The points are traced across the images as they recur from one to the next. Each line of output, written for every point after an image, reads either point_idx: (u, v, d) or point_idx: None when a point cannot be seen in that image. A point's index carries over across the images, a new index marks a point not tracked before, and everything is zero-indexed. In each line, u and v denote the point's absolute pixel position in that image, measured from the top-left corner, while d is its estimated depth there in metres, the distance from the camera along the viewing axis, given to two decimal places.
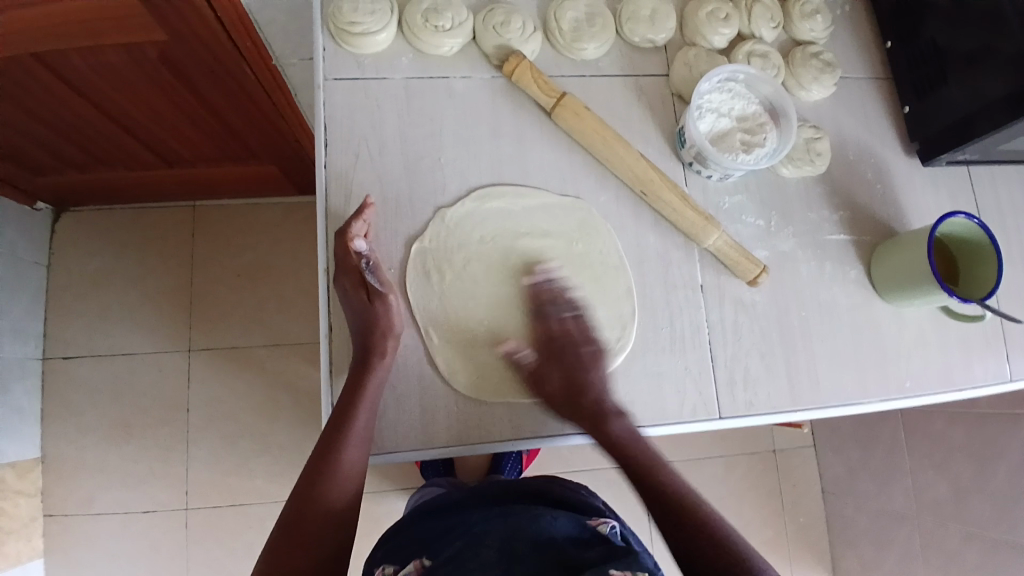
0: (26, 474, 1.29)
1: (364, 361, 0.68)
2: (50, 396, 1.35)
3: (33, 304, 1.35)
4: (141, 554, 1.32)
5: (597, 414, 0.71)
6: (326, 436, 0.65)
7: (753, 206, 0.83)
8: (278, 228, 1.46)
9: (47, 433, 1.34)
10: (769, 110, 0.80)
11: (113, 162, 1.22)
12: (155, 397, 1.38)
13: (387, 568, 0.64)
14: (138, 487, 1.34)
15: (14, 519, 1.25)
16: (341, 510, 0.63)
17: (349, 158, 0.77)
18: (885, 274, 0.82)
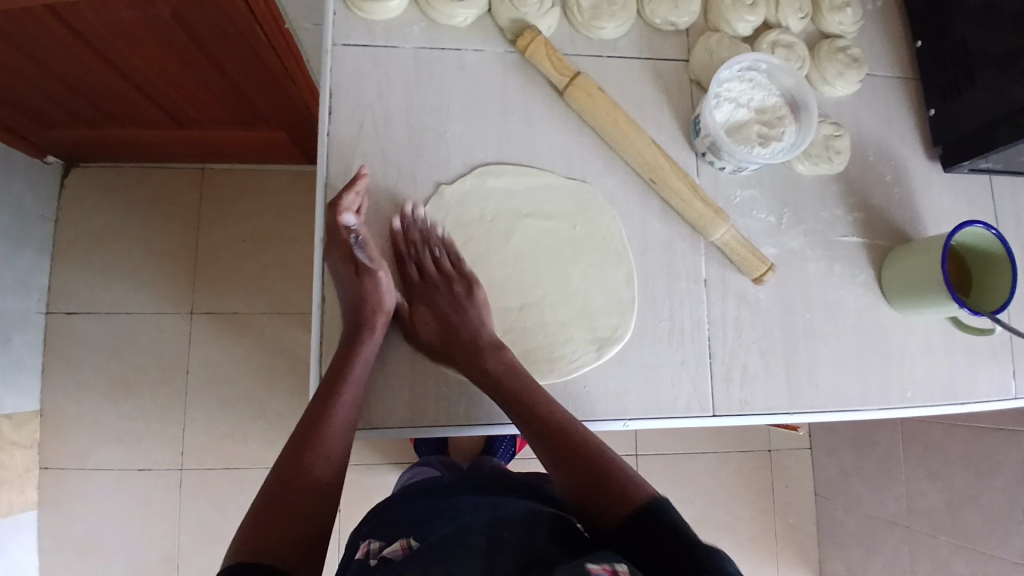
0: (24, 426, 1.29)
1: (353, 335, 0.67)
2: (51, 350, 1.36)
3: (39, 258, 1.34)
4: (135, 511, 1.33)
5: (472, 345, 0.71)
6: (313, 407, 0.64)
7: (765, 201, 0.81)
8: (284, 196, 1.45)
9: (46, 387, 1.35)
10: (789, 102, 0.77)
11: (122, 119, 1.21)
12: (154, 357, 1.38)
13: (372, 544, 0.63)
14: (134, 445, 1.35)
15: (10, 469, 1.25)
16: (328, 481, 0.62)
17: (354, 127, 0.75)
18: (894, 279, 0.80)
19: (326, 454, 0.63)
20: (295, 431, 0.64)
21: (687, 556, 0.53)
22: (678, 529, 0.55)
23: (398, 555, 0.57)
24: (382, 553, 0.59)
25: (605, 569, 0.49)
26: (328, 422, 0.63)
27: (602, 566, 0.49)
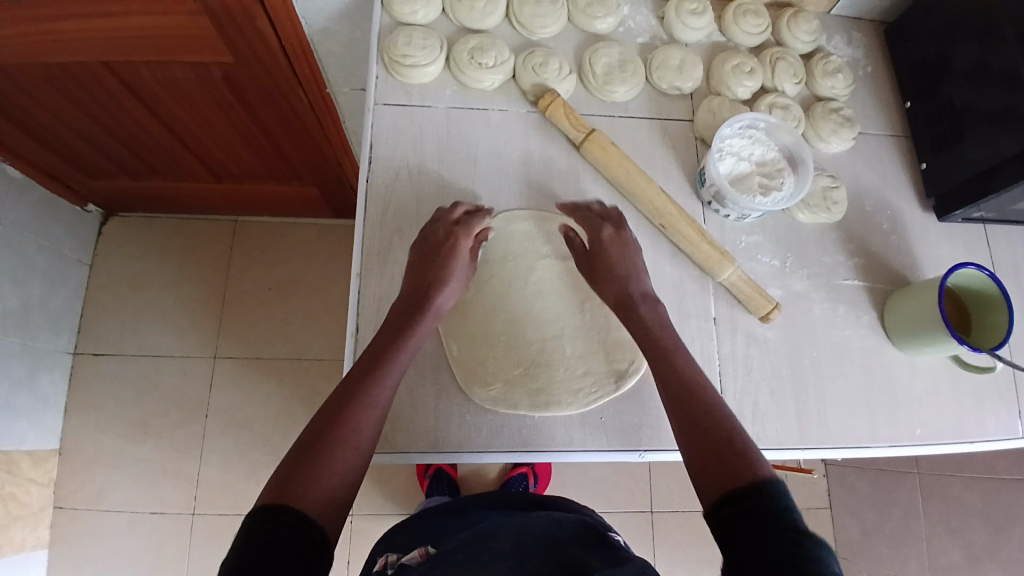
0: (43, 462, 1.34)
1: (411, 313, 0.70)
2: (77, 388, 1.42)
3: (73, 299, 1.43)
4: (143, 554, 1.35)
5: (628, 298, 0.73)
6: (359, 368, 0.64)
7: (769, 246, 0.86)
8: (314, 245, 1.54)
9: (69, 425, 1.40)
10: (787, 156, 0.84)
11: (162, 170, 1.31)
12: (180, 397, 1.43)
13: (389, 557, 0.69)
14: (149, 486, 1.38)
15: (25, 506, 1.29)
16: (365, 442, 0.59)
17: (389, 175, 0.83)
18: (896, 320, 0.84)
19: (367, 413, 0.60)
20: (339, 386, 0.63)
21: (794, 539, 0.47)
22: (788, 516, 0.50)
23: (416, 560, 0.64)
24: (400, 560, 0.66)
25: None
26: (375, 386, 0.62)
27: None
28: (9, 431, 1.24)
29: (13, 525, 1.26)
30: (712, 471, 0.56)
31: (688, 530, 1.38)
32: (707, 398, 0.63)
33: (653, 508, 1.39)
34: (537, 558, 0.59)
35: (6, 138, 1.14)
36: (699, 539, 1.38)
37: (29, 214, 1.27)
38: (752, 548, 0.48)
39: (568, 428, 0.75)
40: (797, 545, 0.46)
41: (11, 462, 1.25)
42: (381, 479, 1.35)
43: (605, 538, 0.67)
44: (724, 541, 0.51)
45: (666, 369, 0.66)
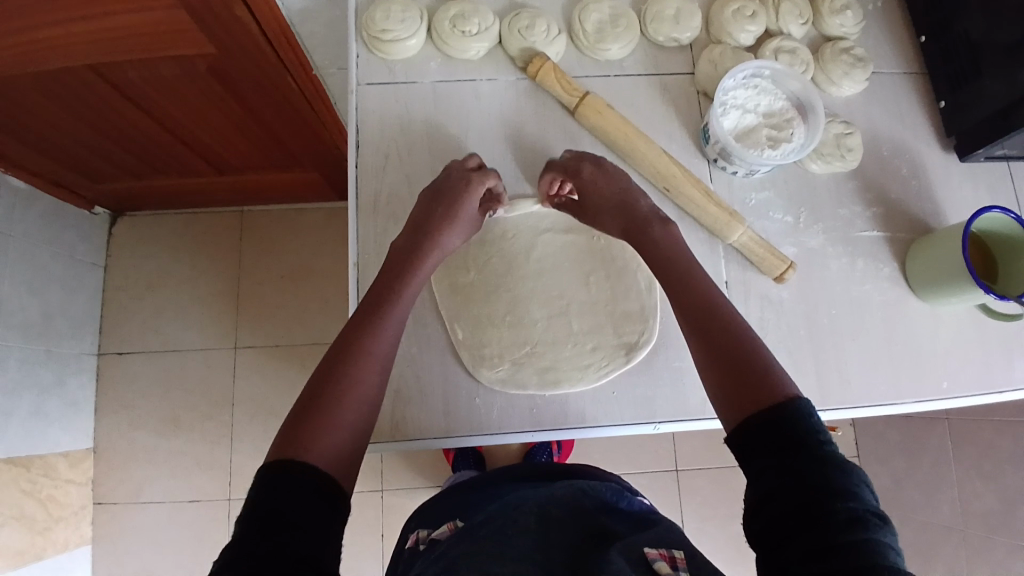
0: (78, 464, 1.37)
1: (410, 263, 0.68)
2: (104, 390, 1.44)
3: (91, 303, 1.44)
4: (184, 544, 1.39)
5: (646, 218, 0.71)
6: (357, 319, 0.62)
7: (781, 202, 0.82)
8: (319, 232, 1.52)
9: (99, 426, 1.42)
10: (795, 105, 0.79)
11: (163, 169, 1.30)
12: (203, 391, 1.45)
13: (420, 532, 0.69)
14: (182, 479, 1.41)
15: (65, 507, 1.32)
16: (371, 393, 0.57)
17: (380, 157, 0.80)
18: (918, 271, 0.80)
19: (370, 362, 0.58)
20: (337, 338, 0.60)
21: (819, 472, 0.46)
22: (813, 439, 0.48)
23: (444, 535, 0.63)
24: (430, 537, 0.66)
25: (662, 555, 0.52)
26: (375, 336, 0.60)
27: (660, 552, 0.53)
28: (40, 437, 1.27)
29: (55, 526, 1.30)
30: (737, 391, 0.54)
31: (715, 489, 1.38)
32: (729, 318, 0.60)
33: (679, 470, 1.38)
34: (561, 530, 0.57)
35: (6, 151, 1.14)
36: (727, 497, 1.38)
37: (37, 224, 1.26)
38: (780, 477, 0.47)
39: (581, 405, 0.73)
40: (824, 477, 0.46)
41: (47, 466, 1.28)
42: (405, 459, 1.37)
43: (631, 504, 0.66)
44: (747, 463, 0.50)
45: (688, 295, 0.63)
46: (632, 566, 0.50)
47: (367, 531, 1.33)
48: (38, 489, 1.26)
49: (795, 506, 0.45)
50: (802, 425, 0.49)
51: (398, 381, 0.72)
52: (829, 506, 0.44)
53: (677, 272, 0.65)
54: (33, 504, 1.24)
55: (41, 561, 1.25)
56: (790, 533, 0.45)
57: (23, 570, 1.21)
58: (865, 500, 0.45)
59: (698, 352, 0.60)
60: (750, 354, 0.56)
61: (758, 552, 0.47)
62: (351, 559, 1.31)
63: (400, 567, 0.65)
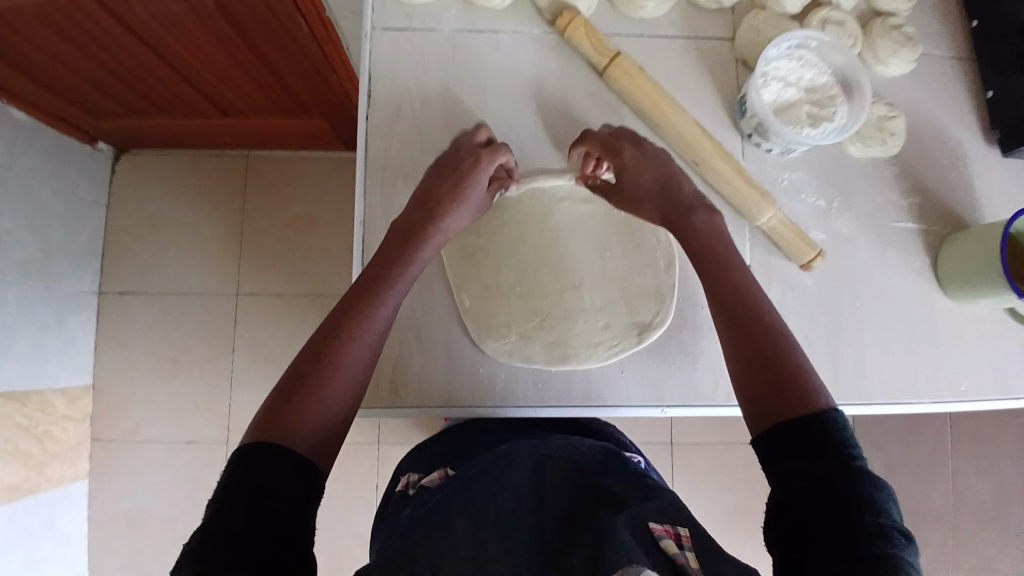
0: (76, 400, 1.37)
1: (412, 246, 0.64)
2: (104, 328, 1.42)
3: (92, 242, 1.41)
4: (180, 483, 1.40)
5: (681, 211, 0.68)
6: (352, 296, 0.57)
7: (814, 184, 0.78)
8: (327, 182, 1.47)
9: (98, 364, 1.42)
10: (840, 81, 0.74)
11: (168, 108, 1.24)
12: (203, 336, 1.43)
13: (411, 476, 0.67)
14: (180, 420, 1.41)
15: (61, 443, 1.33)
16: (363, 370, 0.54)
17: (391, 109, 0.75)
18: (950, 268, 0.76)
19: (361, 344, 0.54)
20: (331, 314, 0.56)
21: (847, 487, 0.45)
22: (845, 452, 0.47)
23: (435, 484, 0.61)
24: (420, 483, 0.64)
25: (667, 532, 0.48)
26: (366, 318, 0.55)
27: (665, 529, 0.48)
28: (38, 373, 1.26)
29: (50, 461, 1.30)
30: (770, 390, 0.53)
31: (709, 466, 1.38)
32: (770, 321, 0.57)
33: (673, 440, 1.38)
34: (556, 494, 0.53)
35: (11, 84, 1.09)
36: (720, 470, 1.38)
37: (39, 160, 1.22)
38: (807, 484, 0.47)
39: (588, 382, 0.71)
40: (852, 489, 0.45)
41: (45, 402, 1.28)
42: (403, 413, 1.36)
43: (630, 461, 0.61)
44: (771, 468, 0.50)
45: (725, 289, 0.60)
46: (641, 547, 0.46)
47: (363, 481, 1.33)
48: (34, 424, 1.26)
49: (818, 515, 0.45)
50: (836, 438, 0.48)
51: (400, 344, 0.69)
52: (853, 519, 0.44)
53: (722, 263, 0.63)
54: (29, 440, 1.25)
55: (36, 495, 1.26)
56: (810, 539, 0.45)
57: (17, 504, 1.22)
58: (892, 517, 0.45)
59: (732, 351, 0.57)
60: (788, 355, 0.54)
61: (774, 551, 0.48)
62: (346, 510, 1.32)
63: (390, 509, 0.64)
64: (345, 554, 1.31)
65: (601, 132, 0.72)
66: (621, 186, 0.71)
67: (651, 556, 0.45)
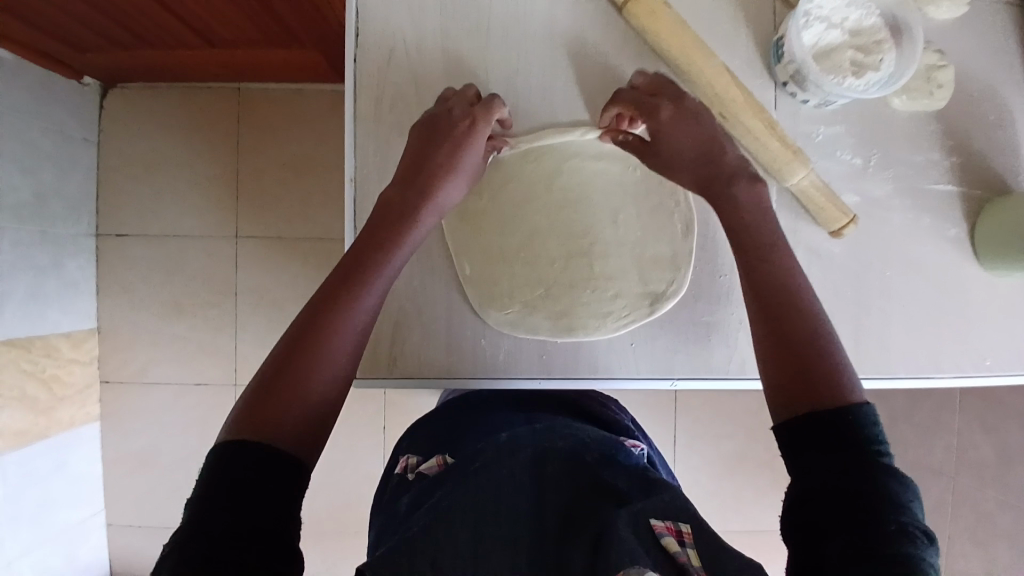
0: (81, 343, 1.30)
1: (399, 221, 0.58)
2: (104, 272, 1.33)
3: (86, 182, 1.30)
4: (191, 426, 1.35)
5: (726, 173, 0.61)
6: (335, 282, 0.52)
7: (852, 139, 0.71)
8: (326, 120, 1.32)
9: (101, 307, 1.33)
10: (890, 23, 0.65)
11: (154, 41, 1.10)
12: (204, 279, 1.34)
13: (410, 459, 0.66)
14: (186, 363, 1.34)
15: (69, 386, 1.27)
16: (352, 354, 0.50)
17: (383, 51, 0.67)
18: (988, 237, 0.70)
19: (342, 339, 0.49)
20: (312, 303, 0.51)
21: (869, 485, 0.42)
22: (871, 450, 0.44)
23: (434, 472, 0.58)
24: (418, 469, 0.61)
25: (668, 529, 0.46)
26: (347, 310, 0.50)
27: (666, 526, 0.47)
28: (40, 317, 1.19)
29: (59, 405, 1.25)
30: (797, 381, 0.49)
31: (714, 415, 1.34)
32: (805, 308, 0.52)
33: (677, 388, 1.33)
34: (557, 486, 0.51)
35: None
36: (722, 417, 1.34)
37: (21, 94, 1.11)
38: (825, 473, 0.44)
39: (594, 355, 0.67)
40: (874, 486, 0.42)
41: (49, 347, 1.22)
42: None
43: (630, 457, 0.59)
44: (791, 460, 0.47)
45: (760, 269, 0.55)
46: (642, 544, 0.44)
47: (370, 421, 1.29)
48: (40, 369, 1.20)
49: (837, 511, 0.42)
50: (863, 435, 0.45)
51: (398, 313, 0.65)
52: (873, 516, 0.41)
53: (764, 239, 0.57)
54: (35, 385, 1.19)
55: (46, 439, 1.22)
56: (827, 534, 0.42)
57: (26, 449, 1.18)
58: (913, 515, 0.42)
59: (760, 333, 0.53)
60: (822, 345, 0.50)
61: (788, 541, 0.45)
62: (352, 458, 1.29)
63: (388, 493, 0.62)
64: (357, 493, 1.29)
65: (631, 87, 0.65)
66: (655, 149, 0.65)
67: (651, 554, 0.43)
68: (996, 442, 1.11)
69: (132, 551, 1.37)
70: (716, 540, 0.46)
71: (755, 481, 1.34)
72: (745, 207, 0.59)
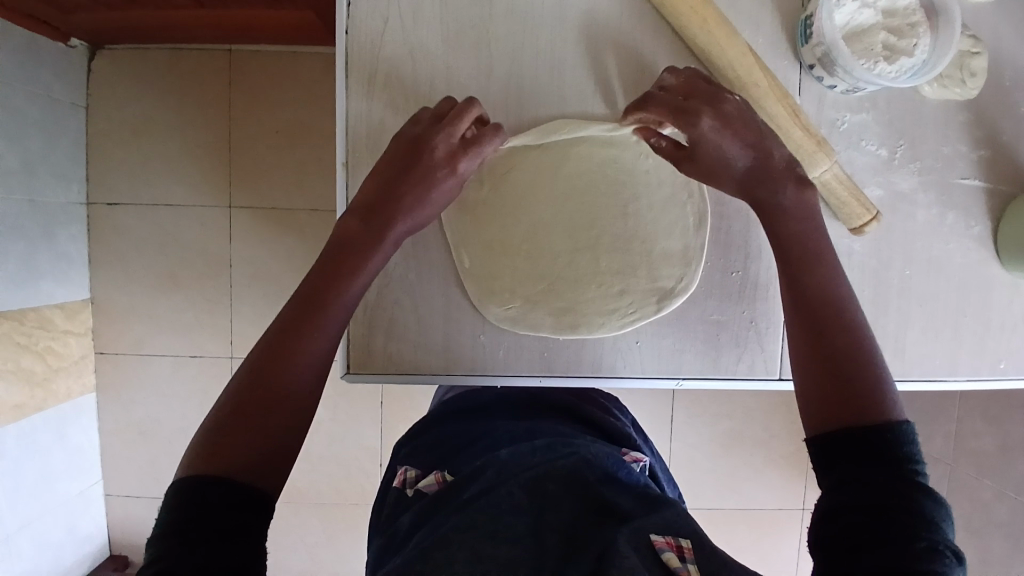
0: (76, 315, 1.27)
1: (363, 244, 0.54)
2: (97, 243, 1.28)
3: (75, 147, 1.24)
4: (189, 399, 1.32)
5: (775, 181, 0.55)
6: (290, 315, 0.49)
7: (878, 129, 0.67)
8: (320, 85, 1.26)
9: (94, 279, 1.29)
10: (926, 5, 0.61)
11: (143, 1, 1.03)
12: (199, 251, 1.29)
13: (409, 472, 0.64)
14: (183, 335, 1.31)
15: (65, 357, 1.24)
16: (304, 389, 0.47)
17: (379, 23, 0.63)
18: (1012, 237, 0.67)
19: (298, 373, 0.47)
20: (265, 337, 0.48)
21: (905, 504, 0.40)
22: (908, 470, 0.42)
23: (433, 490, 0.57)
24: (418, 485, 0.60)
25: (669, 544, 0.45)
26: (304, 344, 0.47)
27: (667, 541, 0.45)
28: (31, 289, 1.15)
29: (55, 377, 1.22)
30: (837, 405, 0.47)
31: (714, 398, 1.32)
32: (856, 331, 0.50)
33: None
34: (558, 506, 0.50)
35: None
36: (720, 402, 1.33)
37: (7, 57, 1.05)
38: (859, 492, 0.42)
39: (599, 353, 0.64)
40: (909, 504, 0.40)
41: (43, 319, 1.18)
42: None
43: (632, 473, 0.58)
44: (828, 471, 0.45)
45: (812, 284, 0.52)
46: (641, 563, 0.42)
47: (368, 399, 1.27)
48: (35, 341, 1.17)
49: (870, 530, 0.40)
50: (901, 455, 0.43)
51: (393, 308, 0.62)
52: (909, 537, 0.39)
53: (809, 253, 0.53)
54: (31, 357, 1.16)
55: (43, 412, 1.20)
56: (858, 555, 0.40)
57: (24, 423, 1.16)
58: (946, 535, 0.40)
59: (801, 350, 0.50)
60: (867, 367, 0.48)
61: (815, 556, 0.43)
62: (349, 435, 1.27)
63: (387, 509, 0.60)
64: (355, 471, 1.28)
65: (663, 90, 0.59)
66: (695, 157, 0.58)
67: (649, 570, 0.42)
68: (996, 433, 1.09)
69: (132, 522, 1.36)
70: (718, 558, 0.44)
71: (753, 463, 1.34)
72: (795, 216, 0.55)
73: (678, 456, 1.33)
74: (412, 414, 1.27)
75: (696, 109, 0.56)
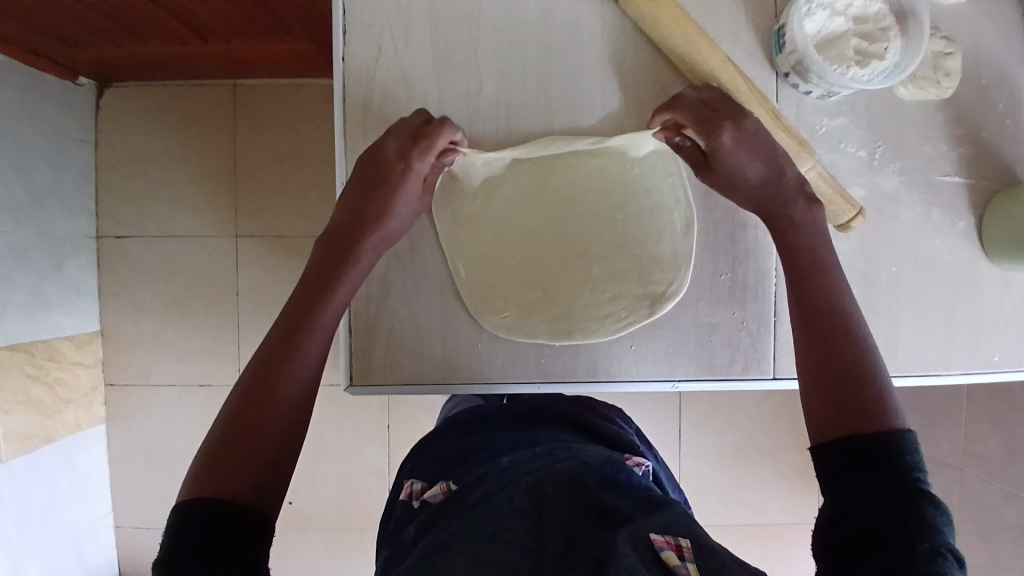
0: (85, 346, 1.29)
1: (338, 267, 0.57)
2: (105, 273, 1.32)
3: (84, 181, 1.28)
4: (197, 425, 1.34)
5: (783, 199, 0.59)
6: (275, 341, 0.52)
7: (858, 132, 0.69)
8: (319, 112, 1.29)
9: (103, 309, 1.32)
10: (896, 10, 0.63)
11: (148, 37, 1.08)
12: (205, 278, 1.32)
13: (415, 484, 0.65)
14: (190, 361, 1.33)
15: (75, 388, 1.26)
16: (293, 410, 0.49)
17: (371, 49, 0.66)
18: (996, 231, 0.68)
19: (285, 395, 0.49)
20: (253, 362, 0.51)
21: (901, 509, 0.41)
22: (905, 475, 0.43)
23: (438, 499, 0.58)
24: (423, 496, 0.61)
25: (668, 543, 0.46)
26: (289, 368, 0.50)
27: (666, 540, 0.46)
28: (41, 320, 1.18)
29: (66, 408, 1.24)
30: (838, 414, 0.49)
31: (718, 408, 1.32)
32: (857, 342, 0.52)
33: None
34: (558, 510, 0.51)
35: None
36: (725, 412, 1.33)
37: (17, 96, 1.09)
38: (856, 501, 0.43)
39: (595, 358, 0.66)
40: (904, 510, 0.41)
41: (53, 350, 1.21)
42: None
43: (634, 476, 0.58)
44: (829, 484, 0.46)
45: (810, 301, 0.55)
46: (639, 563, 0.43)
47: (373, 419, 1.28)
48: (45, 372, 1.19)
49: (868, 535, 0.41)
50: (897, 460, 0.44)
51: (391, 321, 0.64)
52: (907, 541, 0.40)
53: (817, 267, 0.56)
54: (41, 388, 1.18)
55: (53, 442, 1.22)
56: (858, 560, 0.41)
57: (34, 454, 1.17)
58: (946, 538, 0.41)
59: (808, 357, 0.53)
60: (870, 377, 0.50)
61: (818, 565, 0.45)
62: (355, 456, 1.28)
63: (394, 522, 0.61)
64: (362, 491, 1.28)
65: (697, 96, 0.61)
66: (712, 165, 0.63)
67: (649, 572, 0.43)
68: (1001, 433, 1.09)
69: (141, 550, 1.37)
70: (717, 556, 0.45)
71: (761, 473, 1.33)
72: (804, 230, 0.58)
73: (686, 469, 1.33)
74: (416, 434, 1.28)
75: (721, 124, 0.60)
